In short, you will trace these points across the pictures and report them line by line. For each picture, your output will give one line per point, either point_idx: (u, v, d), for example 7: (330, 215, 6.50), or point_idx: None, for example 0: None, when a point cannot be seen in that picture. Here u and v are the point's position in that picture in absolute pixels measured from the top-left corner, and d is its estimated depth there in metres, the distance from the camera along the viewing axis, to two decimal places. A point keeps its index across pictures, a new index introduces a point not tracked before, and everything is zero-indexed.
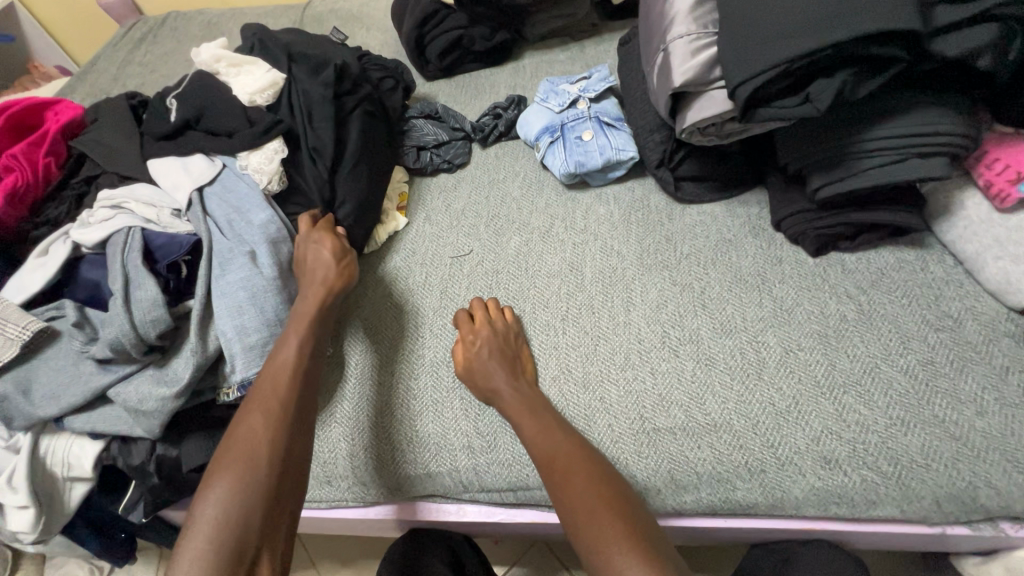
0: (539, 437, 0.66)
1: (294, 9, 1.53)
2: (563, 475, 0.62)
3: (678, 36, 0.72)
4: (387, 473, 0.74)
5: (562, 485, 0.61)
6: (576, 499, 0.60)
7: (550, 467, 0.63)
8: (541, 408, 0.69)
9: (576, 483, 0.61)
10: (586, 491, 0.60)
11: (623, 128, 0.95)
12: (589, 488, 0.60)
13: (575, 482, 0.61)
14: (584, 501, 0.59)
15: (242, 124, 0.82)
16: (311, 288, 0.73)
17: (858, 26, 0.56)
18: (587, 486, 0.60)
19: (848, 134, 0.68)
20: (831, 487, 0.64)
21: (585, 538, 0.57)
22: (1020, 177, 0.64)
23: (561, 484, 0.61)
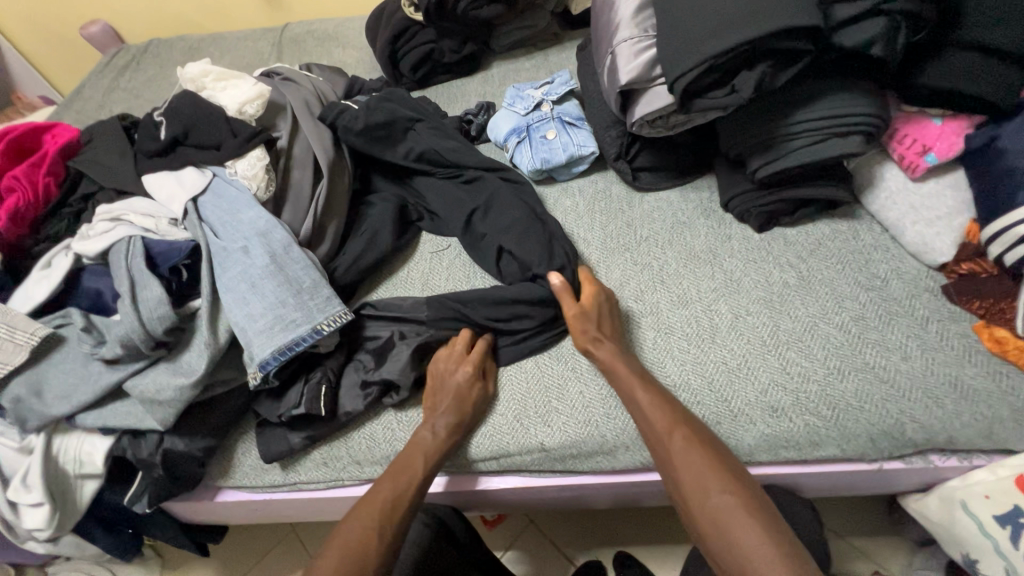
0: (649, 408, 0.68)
1: (273, 31, 1.60)
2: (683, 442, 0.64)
3: (622, 39, 0.81)
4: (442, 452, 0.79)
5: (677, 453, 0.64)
6: (694, 465, 0.62)
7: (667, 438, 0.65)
8: (637, 371, 0.72)
9: (675, 448, 0.64)
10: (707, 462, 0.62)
11: (583, 126, 1.03)
12: (691, 450, 0.63)
13: (698, 450, 0.63)
14: (702, 469, 0.62)
15: (227, 134, 0.87)
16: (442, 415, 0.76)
17: (770, 24, 0.65)
18: (687, 448, 0.64)
19: (777, 119, 0.77)
20: (779, 433, 0.71)
21: (695, 498, 0.61)
22: (925, 150, 0.75)
23: (678, 454, 0.64)
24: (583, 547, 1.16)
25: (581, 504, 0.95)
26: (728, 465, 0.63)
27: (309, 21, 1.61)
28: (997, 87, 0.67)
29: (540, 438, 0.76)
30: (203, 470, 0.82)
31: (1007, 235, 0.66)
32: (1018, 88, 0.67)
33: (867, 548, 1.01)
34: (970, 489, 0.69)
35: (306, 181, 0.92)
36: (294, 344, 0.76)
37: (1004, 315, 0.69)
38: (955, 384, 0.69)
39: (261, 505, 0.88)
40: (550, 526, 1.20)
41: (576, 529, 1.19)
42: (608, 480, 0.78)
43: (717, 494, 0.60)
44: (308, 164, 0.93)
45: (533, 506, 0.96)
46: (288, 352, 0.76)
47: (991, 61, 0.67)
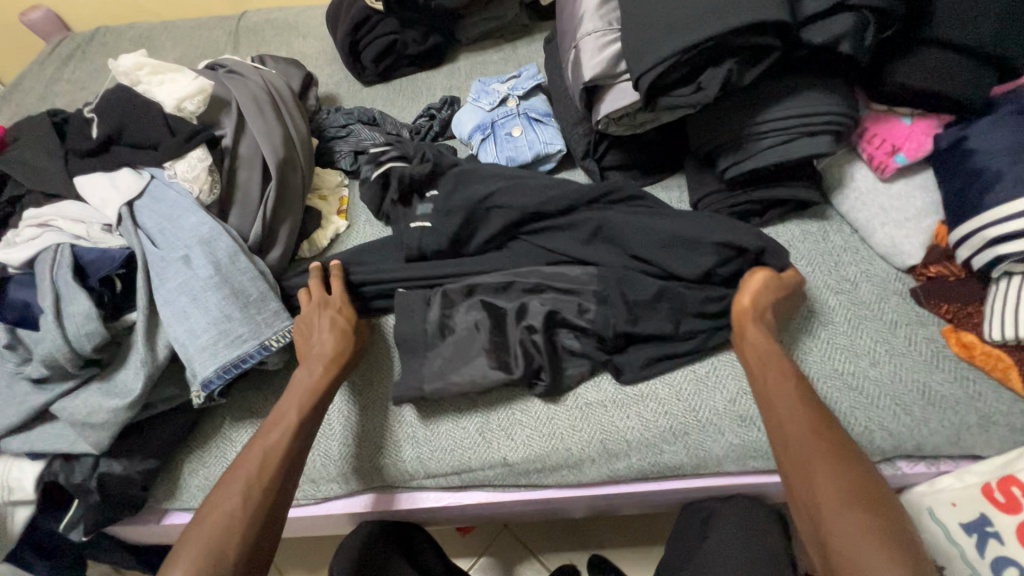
0: (802, 413, 0.59)
1: (229, 19, 1.51)
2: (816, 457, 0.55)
3: (586, 32, 0.77)
4: (377, 468, 0.75)
5: (828, 466, 0.54)
6: (824, 486, 0.53)
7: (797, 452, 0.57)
8: (786, 370, 0.64)
9: (817, 470, 0.54)
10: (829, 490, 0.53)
11: (550, 123, 0.99)
12: (833, 470, 0.54)
13: (818, 469, 0.54)
14: (837, 491, 0.52)
15: (164, 134, 0.81)
16: (312, 364, 0.72)
17: (735, 19, 0.62)
18: (832, 468, 0.54)
19: (745, 117, 0.74)
20: (747, 444, 0.69)
21: (828, 529, 0.51)
22: (894, 150, 0.73)
23: (820, 472, 0.54)
24: (557, 552, 1.14)
25: (552, 514, 0.92)
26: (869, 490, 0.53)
27: (268, 9, 1.53)
28: (967, 86, 0.65)
29: (503, 452, 0.73)
30: (145, 493, 0.76)
31: (975, 239, 0.65)
32: (988, 87, 0.65)
33: None
34: (937, 495, 0.67)
35: (255, 183, 0.87)
36: (239, 362, 0.72)
37: (971, 319, 0.69)
38: (924, 390, 0.68)
39: None
40: (523, 532, 1.17)
41: (549, 535, 1.16)
42: (573, 492, 0.75)
43: (842, 524, 0.50)
44: (256, 164, 0.87)
45: (503, 518, 0.93)
46: (234, 370, 0.72)
47: (961, 59, 0.65)
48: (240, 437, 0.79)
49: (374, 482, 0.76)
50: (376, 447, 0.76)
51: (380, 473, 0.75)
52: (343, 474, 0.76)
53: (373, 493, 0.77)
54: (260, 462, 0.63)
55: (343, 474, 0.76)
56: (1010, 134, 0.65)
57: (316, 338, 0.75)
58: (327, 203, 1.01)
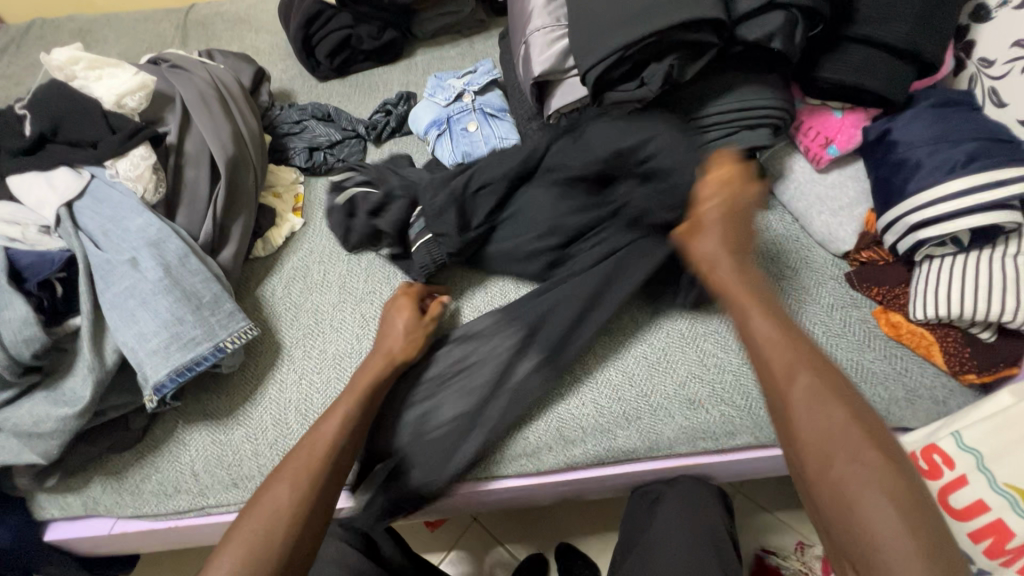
0: (767, 341, 0.53)
1: (176, 12, 1.46)
2: (793, 383, 0.50)
3: (535, 28, 0.78)
4: (420, 464, 0.73)
5: (796, 397, 0.49)
6: (813, 418, 0.48)
7: (778, 378, 0.51)
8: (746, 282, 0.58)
9: (803, 383, 0.49)
10: (827, 422, 0.47)
11: (505, 118, 1.00)
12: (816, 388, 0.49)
13: (812, 403, 0.48)
14: (825, 422, 0.47)
15: (103, 131, 0.78)
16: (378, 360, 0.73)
17: (675, 16, 0.64)
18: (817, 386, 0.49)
19: (690, 112, 0.77)
20: (696, 426, 0.72)
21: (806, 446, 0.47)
22: (828, 142, 0.77)
23: (796, 401, 0.49)
24: (524, 541, 1.17)
25: (516, 504, 0.94)
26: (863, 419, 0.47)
27: (217, 2, 1.48)
28: (889, 81, 0.69)
29: (462, 443, 0.74)
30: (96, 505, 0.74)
31: (898, 226, 0.69)
32: (908, 83, 0.70)
33: (791, 521, 1.09)
34: None
35: (202, 181, 0.84)
36: (193, 364, 0.71)
37: (898, 300, 0.73)
38: (858, 368, 0.72)
39: (167, 533, 0.81)
40: (493, 523, 1.19)
41: (519, 524, 1.18)
42: (532, 481, 0.76)
43: (806, 403, 0.48)
44: (203, 162, 0.85)
45: (467, 510, 0.94)
46: (188, 373, 0.70)
47: (882, 56, 0.69)
48: (193, 440, 0.77)
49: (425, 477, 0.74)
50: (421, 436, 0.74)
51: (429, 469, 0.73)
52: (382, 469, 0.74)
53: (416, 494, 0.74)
54: (305, 452, 0.61)
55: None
56: (928, 127, 0.69)
57: (392, 332, 0.77)
58: (282, 200, 1.00)
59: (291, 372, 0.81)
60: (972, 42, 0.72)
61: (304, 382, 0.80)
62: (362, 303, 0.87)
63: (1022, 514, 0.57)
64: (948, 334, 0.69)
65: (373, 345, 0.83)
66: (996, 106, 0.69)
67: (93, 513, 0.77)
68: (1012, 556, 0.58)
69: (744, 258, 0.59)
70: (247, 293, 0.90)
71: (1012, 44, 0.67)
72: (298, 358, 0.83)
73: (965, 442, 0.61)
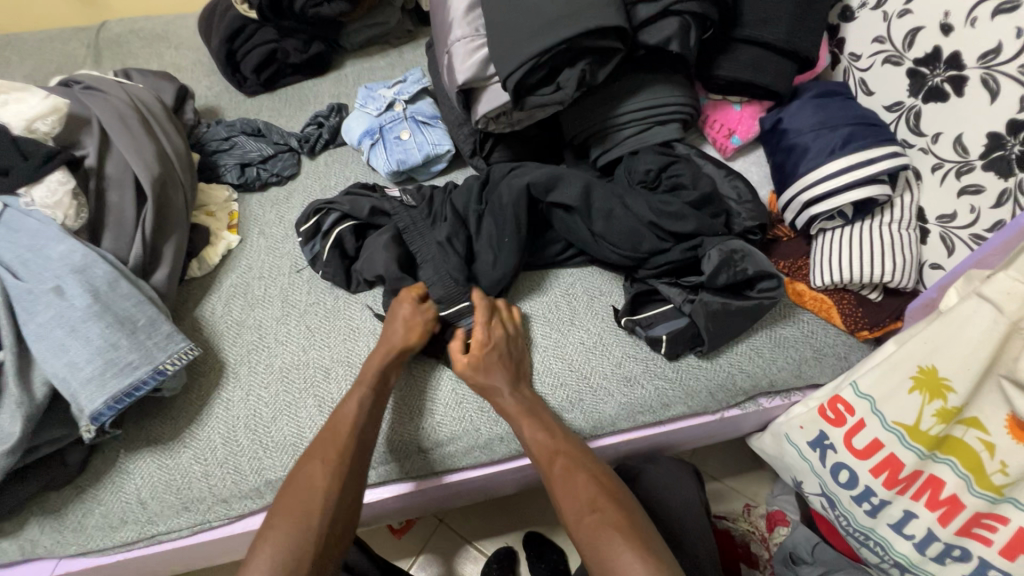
0: (546, 447, 0.70)
1: (86, 31, 1.39)
2: (562, 472, 0.68)
3: (457, 38, 0.82)
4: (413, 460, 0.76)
5: (561, 480, 0.68)
6: (579, 496, 0.66)
7: (548, 464, 0.69)
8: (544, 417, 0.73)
9: (575, 482, 0.67)
10: (584, 492, 0.67)
11: (437, 125, 1.03)
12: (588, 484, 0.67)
13: (574, 478, 0.68)
14: (588, 496, 0.66)
15: (14, 157, 0.74)
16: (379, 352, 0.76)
17: (582, 24, 0.69)
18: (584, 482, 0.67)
19: (606, 111, 0.82)
20: (634, 400, 0.77)
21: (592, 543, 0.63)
22: (731, 133, 0.85)
23: (557, 480, 0.68)
24: (492, 535, 1.20)
25: (481, 497, 0.97)
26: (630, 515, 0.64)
27: (131, 18, 1.43)
28: (775, 77, 0.78)
29: (415, 442, 0.75)
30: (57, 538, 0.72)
31: (793, 204, 0.77)
32: (791, 77, 0.78)
33: (739, 486, 1.18)
34: (791, 422, 0.79)
35: (128, 204, 0.82)
36: (132, 389, 0.70)
37: (801, 271, 0.80)
38: (770, 333, 0.79)
39: (118, 566, 0.79)
40: (459, 523, 1.21)
41: (485, 521, 1.21)
42: (495, 469, 0.80)
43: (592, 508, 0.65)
44: (127, 184, 0.83)
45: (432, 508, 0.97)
46: (127, 399, 0.69)
47: (767, 54, 0.77)
48: (138, 468, 0.75)
49: (425, 469, 0.76)
50: (406, 421, 0.76)
51: (421, 460, 0.76)
52: (390, 462, 0.76)
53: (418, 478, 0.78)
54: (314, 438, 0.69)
55: (260, 486, 0.76)
56: (812, 114, 0.78)
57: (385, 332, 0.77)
58: (216, 218, 0.98)
59: (236, 390, 0.81)
60: (843, 39, 0.82)
61: (251, 398, 0.80)
62: (307, 314, 0.88)
63: (907, 447, 0.64)
64: (844, 296, 0.77)
65: (320, 354, 0.84)
66: (866, 94, 0.79)
67: (32, 555, 0.74)
68: (904, 483, 0.67)
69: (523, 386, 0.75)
70: (185, 315, 0.88)
71: (873, 40, 0.77)
72: (243, 375, 0.82)
73: (861, 390, 0.68)
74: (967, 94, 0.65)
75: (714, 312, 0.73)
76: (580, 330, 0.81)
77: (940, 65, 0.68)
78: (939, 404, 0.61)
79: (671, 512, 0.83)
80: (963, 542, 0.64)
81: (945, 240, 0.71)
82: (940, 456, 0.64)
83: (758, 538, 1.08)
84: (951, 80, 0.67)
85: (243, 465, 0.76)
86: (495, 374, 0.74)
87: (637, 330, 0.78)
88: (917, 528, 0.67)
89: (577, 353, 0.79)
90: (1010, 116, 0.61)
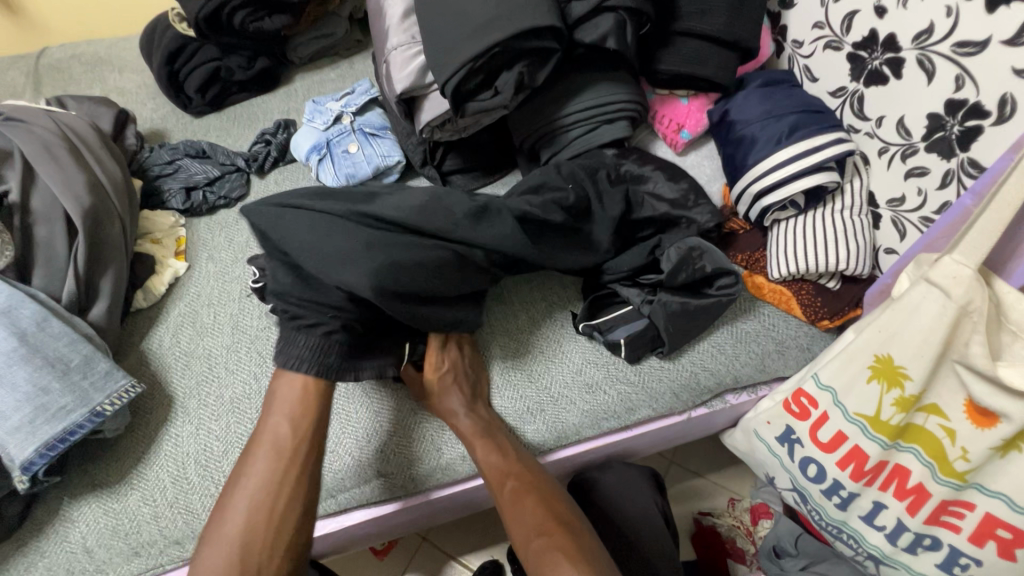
0: (499, 460, 0.68)
1: (25, 59, 1.34)
2: (512, 494, 0.67)
3: (393, 46, 0.79)
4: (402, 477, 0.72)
5: (511, 506, 0.66)
6: (526, 522, 0.65)
7: (499, 490, 0.68)
8: (498, 434, 0.71)
9: (528, 502, 0.66)
10: (531, 517, 0.65)
11: (387, 136, 1.00)
12: (540, 505, 0.66)
13: (524, 500, 0.66)
14: (534, 522, 0.65)
15: None
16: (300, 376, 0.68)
17: (514, 26, 0.67)
18: (537, 503, 0.66)
19: (552, 114, 0.80)
20: (596, 407, 0.75)
21: (533, 561, 0.63)
22: (680, 127, 0.83)
23: (507, 504, 0.67)
24: (475, 549, 1.16)
25: (454, 515, 0.94)
26: (573, 537, 0.63)
27: (72, 43, 1.38)
28: (717, 69, 0.77)
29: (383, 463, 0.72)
30: None
31: (745, 196, 0.76)
32: (733, 68, 0.77)
33: (721, 481, 1.15)
34: (757, 417, 0.77)
35: (58, 239, 0.78)
36: (66, 434, 0.66)
37: (759, 263, 0.78)
38: (731, 329, 0.78)
39: None
40: (443, 540, 1.17)
41: (468, 535, 1.18)
42: (459, 489, 0.78)
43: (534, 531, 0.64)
44: (56, 218, 0.79)
45: (403, 532, 0.93)
46: (60, 446, 0.66)
47: (706, 46, 0.76)
48: (83, 514, 0.72)
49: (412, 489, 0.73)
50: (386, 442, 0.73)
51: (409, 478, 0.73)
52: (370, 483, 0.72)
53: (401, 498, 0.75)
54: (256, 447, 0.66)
55: None
56: (758, 104, 0.77)
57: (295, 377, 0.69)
58: (161, 244, 0.95)
59: (185, 425, 0.77)
60: (784, 26, 0.81)
61: (201, 432, 0.77)
62: (257, 340, 0.85)
63: (870, 438, 0.63)
64: (803, 287, 0.76)
65: None
66: (811, 81, 0.78)
67: None
68: (871, 475, 0.66)
69: (485, 406, 0.73)
70: (131, 350, 0.84)
71: (813, 26, 0.76)
72: (193, 409, 0.79)
73: (822, 382, 0.66)
74: (905, 76, 0.65)
75: (674, 313, 0.72)
76: (539, 338, 0.79)
77: (877, 48, 0.67)
78: (897, 393, 0.60)
79: (629, 522, 0.81)
80: (932, 531, 0.64)
81: (896, 224, 0.70)
82: (904, 445, 0.63)
83: (743, 533, 1.06)
84: (889, 62, 0.66)
85: (195, 503, 0.72)
86: (450, 396, 0.71)
87: (596, 334, 0.76)
88: (887, 519, 0.66)
89: (537, 363, 0.77)
90: (948, 96, 0.61)
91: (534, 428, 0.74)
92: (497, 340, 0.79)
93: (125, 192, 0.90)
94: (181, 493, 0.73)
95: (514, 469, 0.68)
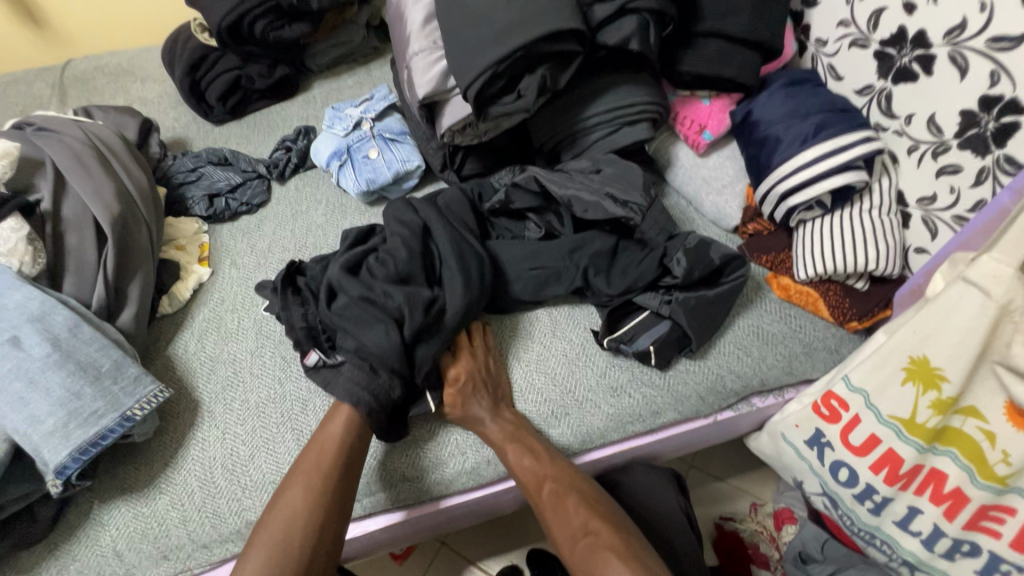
0: (533, 462, 0.68)
1: (51, 70, 1.37)
2: (550, 497, 0.67)
3: (415, 52, 0.80)
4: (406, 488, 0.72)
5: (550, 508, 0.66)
6: (569, 523, 0.65)
7: (536, 492, 0.67)
8: (528, 436, 0.71)
9: (568, 502, 0.66)
10: (576, 517, 0.65)
11: (406, 141, 1.01)
12: (581, 505, 0.66)
13: (564, 501, 0.66)
14: (578, 522, 0.65)
15: None
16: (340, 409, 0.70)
17: (538, 30, 0.67)
18: (578, 503, 0.66)
19: (574, 116, 0.80)
20: (622, 411, 0.74)
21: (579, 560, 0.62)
22: (702, 128, 0.82)
23: (547, 505, 0.67)
24: (493, 554, 1.16)
25: (476, 519, 0.93)
26: (620, 535, 0.63)
27: (95, 55, 1.41)
28: (740, 69, 0.76)
29: (412, 467, 0.73)
30: None
31: (770, 196, 0.75)
32: (756, 68, 0.77)
33: (742, 486, 1.13)
34: (785, 421, 0.76)
35: (88, 246, 0.80)
36: (98, 439, 0.67)
37: (784, 264, 0.78)
38: (757, 331, 0.77)
39: None
40: (462, 544, 1.17)
41: (487, 540, 1.17)
42: (483, 493, 0.77)
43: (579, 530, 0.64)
44: (86, 225, 0.80)
45: (425, 538, 0.93)
46: (93, 450, 0.67)
47: (729, 46, 0.76)
48: (114, 518, 0.72)
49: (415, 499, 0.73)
50: (396, 454, 0.73)
51: (418, 487, 0.72)
52: (377, 493, 0.72)
53: (410, 506, 0.74)
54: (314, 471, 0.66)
55: (241, 528, 0.73)
56: (782, 104, 0.76)
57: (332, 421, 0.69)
58: (185, 250, 0.96)
59: (212, 430, 0.78)
60: (807, 25, 0.80)
61: (226, 437, 0.77)
62: (280, 344, 0.85)
63: (906, 441, 0.62)
64: (830, 288, 0.75)
65: (297, 385, 0.81)
66: (835, 80, 0.77)
67: None
68: (906, 479, 0.64)
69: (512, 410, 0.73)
70: (157, 355, 0.85)
71: (838, 24, 0.75)
72: (219, 413, 0.79)
73: (853, 384, 0.65)
74: (936, 72, 0.64)
75: (693, 307, 0.72)
76: (563, 340, 0.79)
77: (906, 45, 0.66)
78: (933, 395, 0.59)
79: (656, 525, 0.80)
80: (971, 536, 0.62)
81: (927, 223, 0.69)
82: (940, 448, 0.62)
83: (767, 538, 1.04)
84: (919, 59, 0.65)
85: (222, 507, 0.73)
86: (474, 401, 0.71)
87: (621, 347, 0.75)
88: (923, 524, 0.65)
89: (561, 365, 0.77)
90: (981, 92, 0.60)
91: (562, 432, 0.74)
92: (519, 344, 0.79)
93: (152, 198, 0.91)
94: (209, 498, 0.73)
95: (548, 470, 0.68)
